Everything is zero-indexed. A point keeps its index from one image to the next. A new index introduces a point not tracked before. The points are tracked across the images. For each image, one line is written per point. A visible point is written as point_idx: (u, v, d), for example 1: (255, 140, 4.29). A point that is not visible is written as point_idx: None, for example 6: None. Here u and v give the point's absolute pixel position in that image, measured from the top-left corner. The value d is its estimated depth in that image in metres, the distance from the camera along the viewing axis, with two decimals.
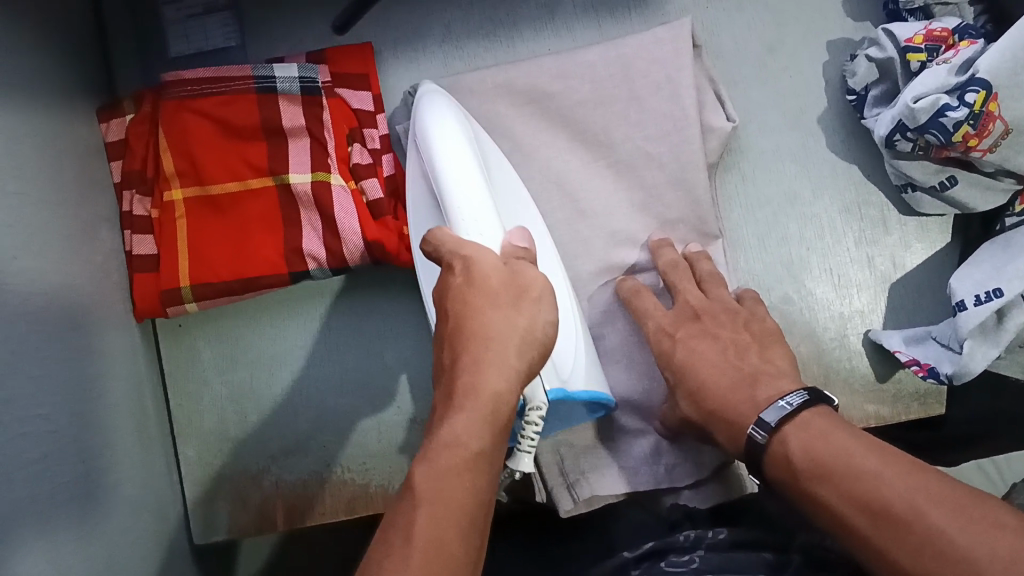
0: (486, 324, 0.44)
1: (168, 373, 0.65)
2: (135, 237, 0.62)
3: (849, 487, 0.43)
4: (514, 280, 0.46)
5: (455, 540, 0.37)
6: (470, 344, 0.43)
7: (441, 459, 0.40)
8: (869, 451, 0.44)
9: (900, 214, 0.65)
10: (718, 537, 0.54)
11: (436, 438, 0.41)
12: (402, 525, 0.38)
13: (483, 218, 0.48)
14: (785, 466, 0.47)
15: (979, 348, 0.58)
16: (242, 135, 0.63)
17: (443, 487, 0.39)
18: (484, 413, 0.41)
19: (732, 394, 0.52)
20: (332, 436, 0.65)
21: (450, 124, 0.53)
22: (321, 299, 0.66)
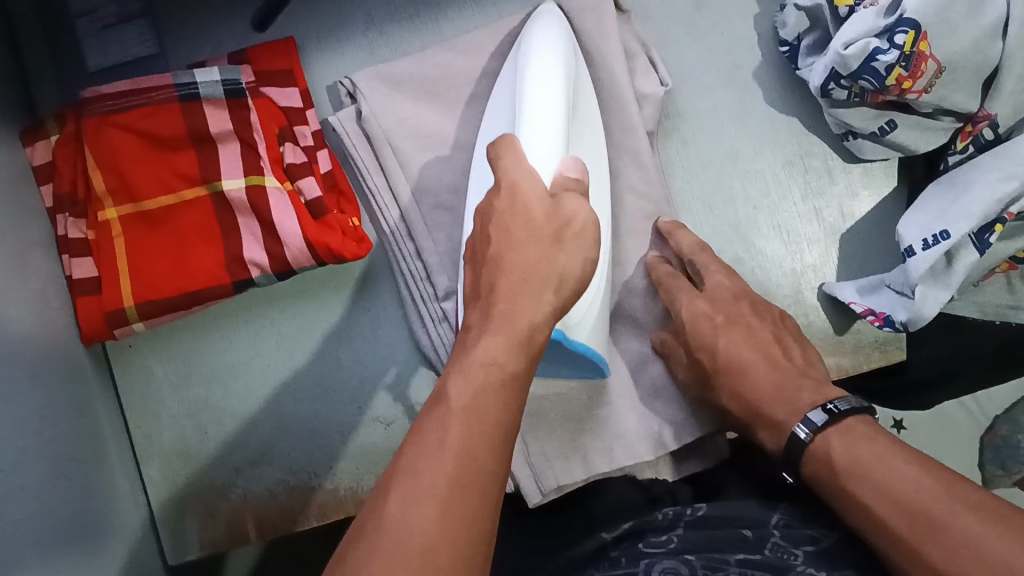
0: (522, 255, 0.43)
1: (123, 394, 0.64)
2: (73, 260, 0.61)
3: (888, 485, 0.47)
4: (558, 213, 0.45)
5: (489, 456, 0.37)
6: (499, 255, 0.43)
7: (478, 375, 0.38)
8: (911, 459, 0.47)
9: (843, 162, 0.65)
10: (696, 514, 0.53)
11: (469, 354, 0.39)
12: (435, 431, 0.37)
13: (547, 139, 0.48)
14: (827, 465, 0.50)
15: (930, 293, 0.57)
16: (171, 146, 0.62)
17: (479, 403, 0.37)
18: (515, 334, 0.40)
19: (775, 396, 0.55)
20: (295, 444, 0.64)
21: (550, 50, 0.53)
22: (269, 307, 0.65)
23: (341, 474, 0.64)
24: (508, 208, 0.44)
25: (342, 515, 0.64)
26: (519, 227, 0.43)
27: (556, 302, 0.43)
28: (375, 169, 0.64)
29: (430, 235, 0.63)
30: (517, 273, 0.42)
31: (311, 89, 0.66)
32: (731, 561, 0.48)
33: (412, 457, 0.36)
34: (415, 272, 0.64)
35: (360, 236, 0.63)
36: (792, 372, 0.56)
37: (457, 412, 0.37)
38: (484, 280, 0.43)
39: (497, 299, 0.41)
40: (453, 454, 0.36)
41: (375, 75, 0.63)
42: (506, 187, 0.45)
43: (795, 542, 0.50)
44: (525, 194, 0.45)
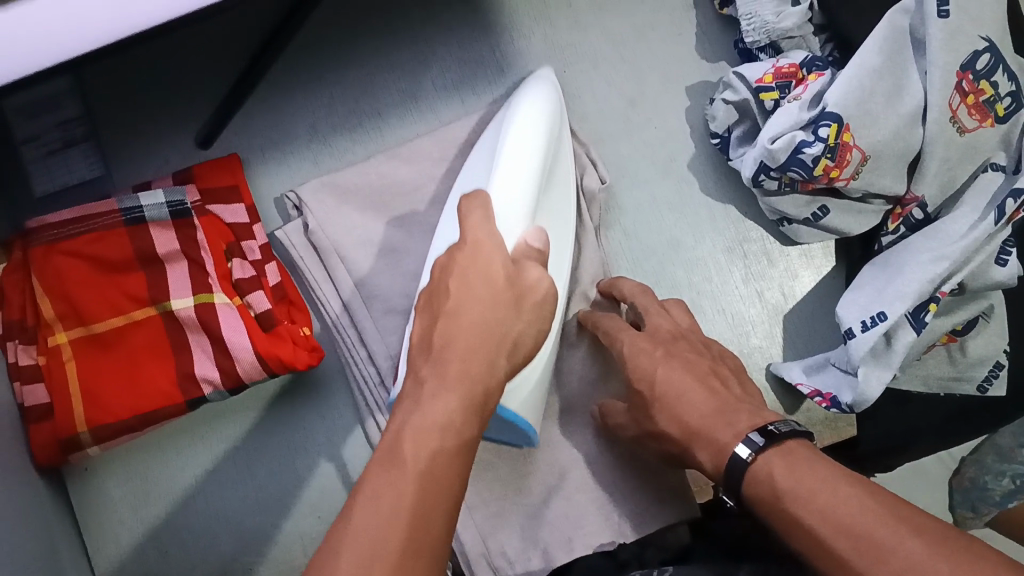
0: (481, 315, 0.43)
1: (79, 517, 0.63)
2: (24, 387, 0.60)
3: (829, 507, 0.42)
4: (516, 278, 0.46)
5: (439, 520, 0.37)
6: (457, 309, 0.43)
7: (427, 437, 0.39)
8: (853, 481, 0.43)
9: (781, 245, 0.67)
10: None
11: (413, 414, 0.40)
12: (384, 497, 0.36)
13: (512, 208, 0.51)
14: (767, 487, 0.45)
15: (873, 372, 0.59)
16: (120, 268, 0.62)
17: (433, 468, 0.38)
18: (469, 396, 0.41)
19: (712, 419, 0.50)
20: (257, 556, 0.64)
21: (527, 120, 0.56)
22: (226, 419, 0.66)
23: None
24: (468, 266, 0.45)
25: None
26: (477, 285, 0.44)
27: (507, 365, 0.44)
28: (325, 279, 0.65)
29: (383, 341, 0.64)
30: (471, 342, 0.42)
31: (258, 205, 0.67)
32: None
33: (364, 518, 0.36)
34: (369, 378, 0.64)
35: (311, 344, 0.64)
36: (730, 398, 0.52)
37: (412, 475, 0.37)
38: (438, 332, 0.43)
39: (451, 357, 0.41)
40: (408, 518, 0.36)
41: (319, 187, 0.65)
42: (469, 244, 0.46)
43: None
44: (486, 252, 0.46)
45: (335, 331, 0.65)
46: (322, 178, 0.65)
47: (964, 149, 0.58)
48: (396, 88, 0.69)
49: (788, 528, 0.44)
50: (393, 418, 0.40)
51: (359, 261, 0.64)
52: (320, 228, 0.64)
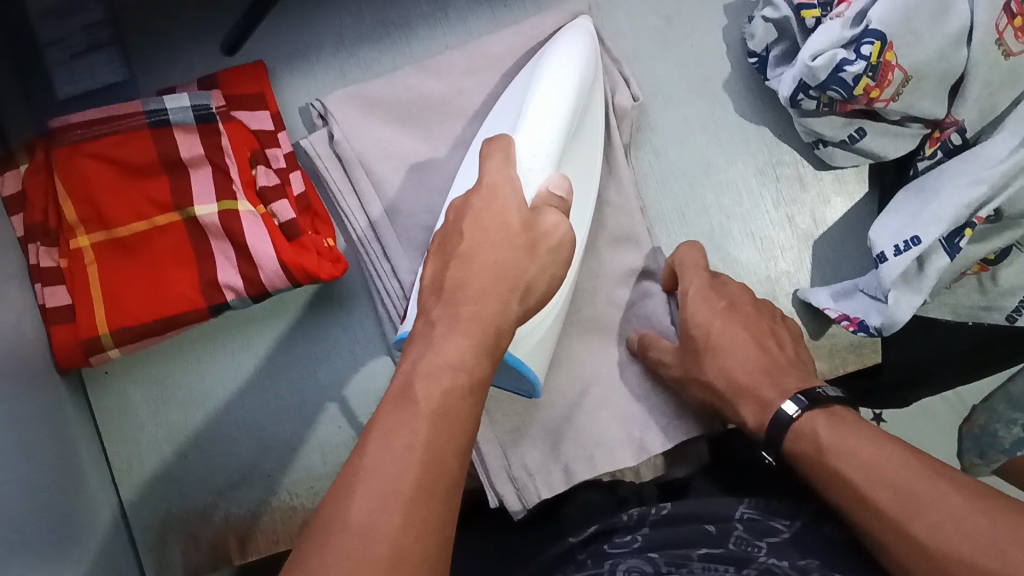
0: (496, 259, 0.42)
1: (100, 420, 0.63)
2: (47, 289, 0.59)
3: (870, 463, 0.46)
4: (533, 225, 0.44)
5: (453, 459, 0.37)
6: (472, 251, 0.42)
7: (440, 376, 0.38)
8: (886, 442, 0.47)
9: (814, 170, 0.66)
10: (661, 512, 0.55)
11: (420, 361, 0.39)
12: (393, 449, 0.36)
13: (535, 152, 0.48)
14: (811, 443, 0.49)
15: (903, 297, 0.58)
16: (143, 172, 0.61)
17: (446, 410, 0.37)
18: (483, 338, 0.40)
19: (758, 378, 0.54)
20: (277, 464, 0.65)
21: (565, 57, 0.55)
22: (245, 328, 0.65)
23: (324, 492, 0.65)
24: (475, 221, 0.43)
25: None
26: (494, 229, 0.43)
27: (522, 309, 0.42)
28: (350, 192, 0.64)
29: (408, 257, 0.63)
30: (487, 278, 0.41)
31: (282, 109, 0.66)
32: (694, 557, 0.51)
33: (379, 459, 0.35)
34: (392, 293, 0.63)
35: (336, 255, 0.63)
36: (780, 362, 0.55)
37: (428, 413, 0.37)
38: (451, 273, 0.42)
39: (463, 299, 0.40)
40: (421, 460, 0.35)
41: (344, 99, 0.63)
42: (486, 186, 0.45)
43: (759, 533, 0.53)
44: (504, 196, 0.44)
45: (359, 245, 0.64)
46: (348, 89, 0.64)
47: (1007, 73, 0.56)
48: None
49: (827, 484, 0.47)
50: (403, 360, 0.40)
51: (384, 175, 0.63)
52: (346, 139, 0.63)
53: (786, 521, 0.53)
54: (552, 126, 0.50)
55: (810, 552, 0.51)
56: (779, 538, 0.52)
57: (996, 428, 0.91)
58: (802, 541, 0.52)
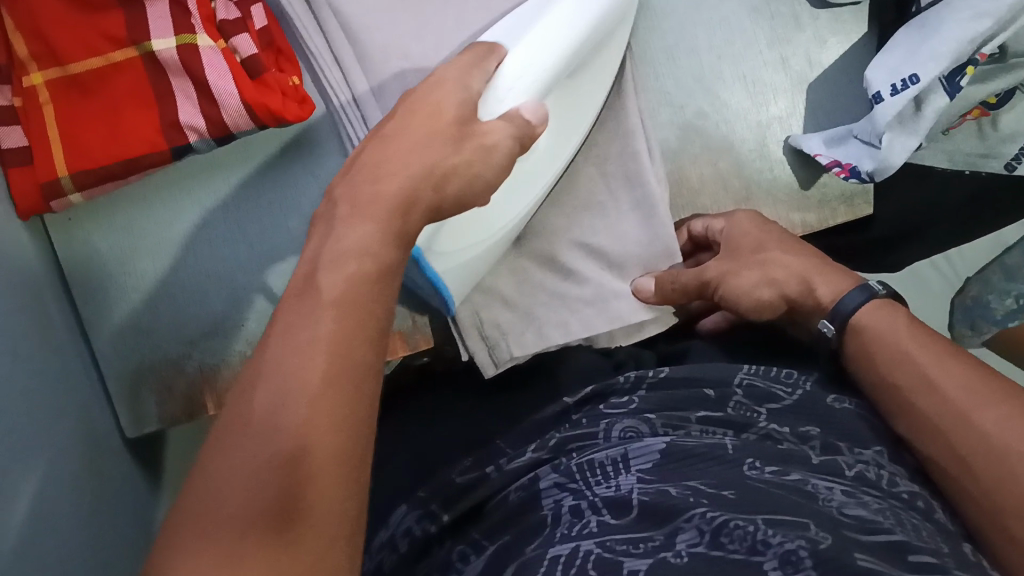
0: (411, 149, 0.44)
1: (66, 268, 0.62)
2: (0, 130, 0.56)
3: (927, 371, 0.49)
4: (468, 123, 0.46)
5: (360, 349, 0.36)
6: (393, 136, 0.45)
7: (347, 267, 0.38)
8: (943, 349, 0.50)
9: (811, 8, 0.62)
10: (658, 377, 0.56)
11: (328, 249, 0.39)
12: (291, 348, 0.35)
13: (521, 68, 0.50)
14: (883, 327, 0.52)
15: (898, 140, 0.55)
16: (93, 3, 0.57)
17: (298, 374, 0.34)
18: (386, 228, 0.40)
19: (818, 267, 0.56)
20: (251, 314, 0.63)
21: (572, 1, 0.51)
22: (211, 175, 0.63)
23: None
24: (399, 128, 0.45)
25: None
26: (420, 118, 0.46)
27: (432, 198, 0.43)
28: (315, 32, 0.61)
29: (377, 104, 0.60)
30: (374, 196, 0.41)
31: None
32: (692, 420, 0.51)
33: (282, 358, 0.35)
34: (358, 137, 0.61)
35: (301, 96, 0.61)
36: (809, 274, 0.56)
37: (326, 309, 0.36)
38: (367, 154, 0.44)
39: (364, 185, 0.42)
40: (328, 349, 0.35)
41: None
42: (434, 79, 0.48)
43: (760, 399, 0.53)
44: (445, 92, 0.47)
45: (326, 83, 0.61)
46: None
47: None
48: None
49: (887, 392, 0.50)
50: (309, 244, 0.40)
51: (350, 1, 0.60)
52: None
53: (790, 390, 0.53)
54: (540, 44, 0.51)
55: (810, 419, 0.51)
56: (781, 405, 0.52)
57: (989, 300, 0.92)
58: (806, 407, 0.52)
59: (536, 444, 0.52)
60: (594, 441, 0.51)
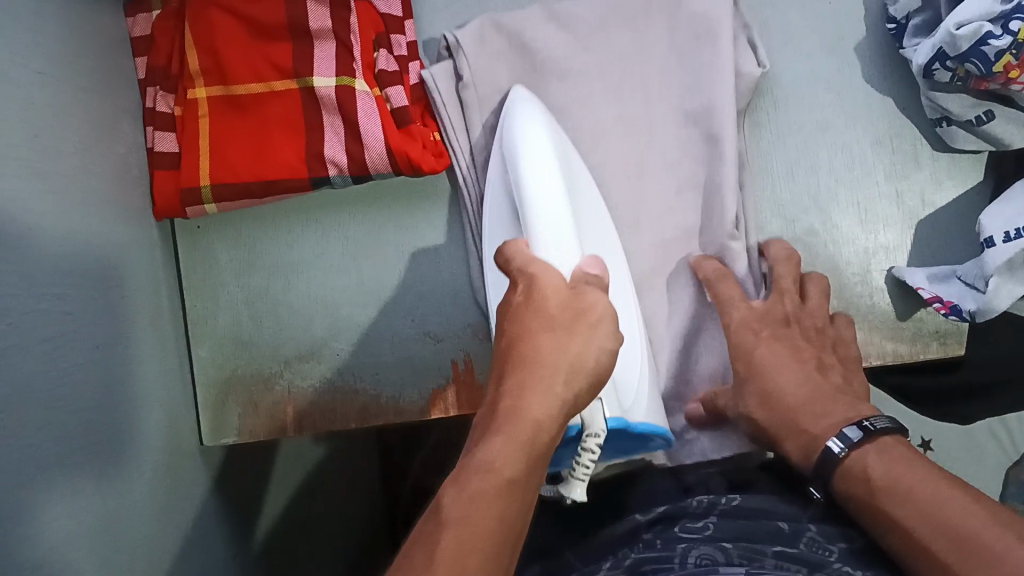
0: (547, 342, 0.45)
1: (185, 273, 0.66)
2: (157, 133, 0.63)
3: (938, 518, 0.43)
4: (573, 303, 0.47)
5: (477, 563, 0.37)
6: (522, 331, 0.46)
7: (475, 481, 0.40)
8: (965, 488, 0.44)
9: (933, 149, 0.64)
10: (730, 504, 0.54)
11: (470, 462, 0.41)
12: (422, 559, 0.37)
13: (564, 248, 0.50)
14: (863, 481, 0.47)
15: (1004, 286, 0.57)
16: (268, 34, 0.62)
17: (472, 511, 0.39)
18: (526, 445, 0.42)
19: (808, 405, 0.53)
20: (346, 346, 0.65)
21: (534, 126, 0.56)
22: (334, 208, 0.66)
23: (386, 382, 0.64)
24: (531, 308, 0.47)
25: (382, 423, 0.64)
26: (538, 307, 0.46)
27: (569, 395, 0.44)
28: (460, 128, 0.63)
29: None
30: (536, 387, 0.44)
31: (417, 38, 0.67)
32: (767, 553, 0.49)
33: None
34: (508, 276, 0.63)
35: (439, 151, 0.64)
36: (827, 387, 0.54)
37: (446, 531, 0.38)
38: (511, 357, 0.46)
39: (513, 385, 0.44)
40: (447, 570, 0.36)
41: (485, 23, 0.63)
42: (529, 273, 0.48)
43: (835, 538, 0.50)
44: (545, 284, 0.47)
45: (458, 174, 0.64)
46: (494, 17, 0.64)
47: None
48: None
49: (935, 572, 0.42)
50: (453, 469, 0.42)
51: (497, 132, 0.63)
52: (475, 71, 0.63)
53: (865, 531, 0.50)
54: (554, 209, 0.52)
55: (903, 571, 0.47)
56: (855, 544, 0.50)
57: None
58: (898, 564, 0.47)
59: (611, 563, 0.51)
60: (669, 564, 0.49)
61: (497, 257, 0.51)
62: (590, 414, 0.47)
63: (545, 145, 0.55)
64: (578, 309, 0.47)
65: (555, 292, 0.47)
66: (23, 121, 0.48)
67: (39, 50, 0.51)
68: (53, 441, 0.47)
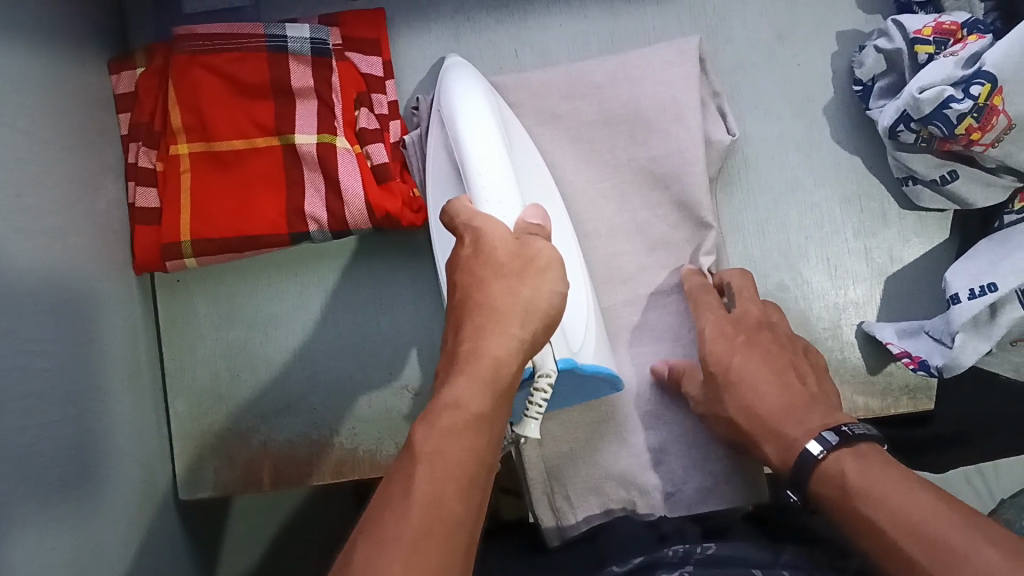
0: (498, 287, 0.45)
1: (164, 327, 0.66)
2: (139, 188, 0.63)
3: (907, 517, 0.44)
4: (523, 252, 0.46)
5: (453, 499, 0.39)
6: (472, 275, 0.46)
7: (442, 419, 0.41)
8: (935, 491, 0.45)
9: (900, 208, 0.65)
10: (705, 553, 0.53)
11: (438, 400, 0.42)
12: (399, 493, 0.39)
13: (500, 185, 0.49)
14: (837, 486, 0.48)
15: (970, 342, 0.58)
16: (251, 92, 0.63)
17: (442, 450, 0.40)
18: (491, 380, 0.42)
19: (781, 413, 0.54)
20: (323, 399, 0.65)
21: (476, 98, 0.54)
22: (316, 263, 0.67)
23: (363, 436, 0.65)
24: (477, 252, 0.46)
25: (359, 477, 0.65)
26: (489, 252, 0.46)
27: (526, 336, 0.43)
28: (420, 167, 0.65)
29: None
30: (495, 321, 0.44)
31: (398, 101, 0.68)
32: None
33: (381, 521, 0.38)
34: None
35: (418, 206, 0.64)
36: (802, 397, 0.55)
37: (418, 463, 0.39)
38: (470, 297, 0.45)
39: (473, 326, 0.44)
40: (420, 508, 0.38)
41: None
42: (475, 225, 0.47)
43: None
44: (491, 240, 0.46)
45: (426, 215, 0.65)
46: None
47: None
48: None
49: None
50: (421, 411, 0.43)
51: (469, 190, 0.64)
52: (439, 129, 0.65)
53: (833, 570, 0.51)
54: (493, 151, 0.51)
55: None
56: None
57: None
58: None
59: None
60: None
61: (442, 215, 0.49)
62: (541, 356, 0.47)
63: (488, 121, 0.53)
64: (526, 255, 0.46)
65: (505, 244, 0.46)
66: (6, 184, 0.49)
67: (24, 113, 0.52)
68: (29, 501, 0.47)
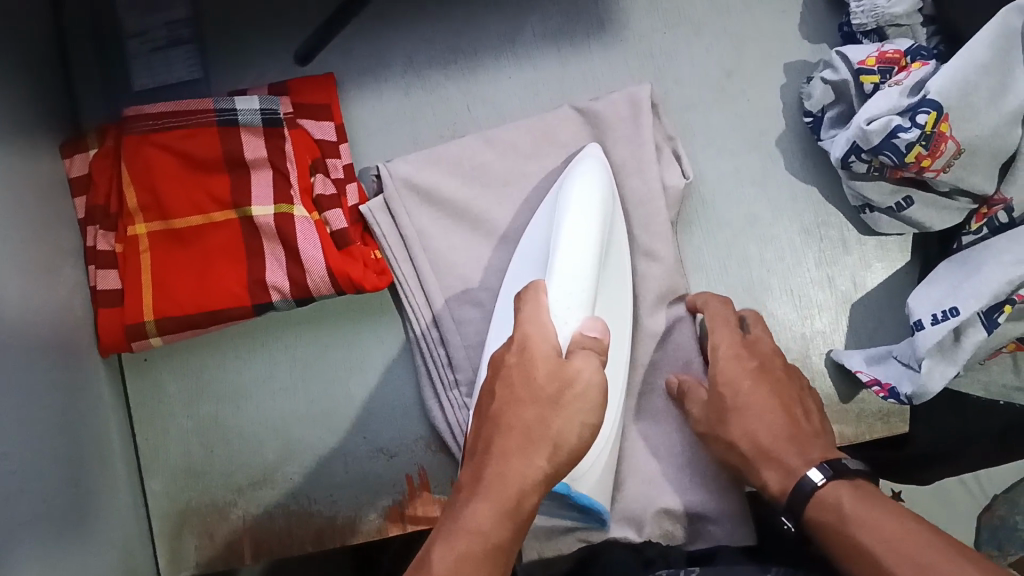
0: (520, 414, 0.45)
1: (135, 406, 0.66)
2: (99, 271, 0.62)
3: (896, 543, 0.44)
4: (560, 371, 0.46)
5: None
6: (500, 414, 0.46)
7: (458, 542, 0.42)
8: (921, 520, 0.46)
9: (858, 235, 0.66)
10: None
11: (457, 522, 0.43)
12: None
13: (569, 292, 0.49)
14: (832, 512, 0.48)
15: (937, 367, 0.58)
16: (205, 168, 0.63)
17: (461, 565, 0.41)
18: (504, 503, 0.43)
19: (786, 444, 0.53)
20: (299, 469, 0.65)
21: (589, 178, 0.55)
22: (282, 331, 0.66)
23: (342, 502, 0.65)
24: (522, 375, 0.46)
25: (339, 544, 0.65)
26: (524, 377, 0.46)
27: (547, 468, 0.45)
28: (404, 259, 0.64)
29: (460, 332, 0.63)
30: (508, 456, 0.44)
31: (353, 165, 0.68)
32: None
33: None
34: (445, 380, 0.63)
35: (382, 268, 0.64)
36: (806, 427, 0.55)
37: (439, 574, 0.40)
38: (486, 434, 0.46)
39: (493, 458, 0.44)
40: None
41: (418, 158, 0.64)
42: (517, 339, 0.48)
43: None
44: (534, 347, 0.47)
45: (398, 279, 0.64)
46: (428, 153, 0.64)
47: None
48: (496, 31, 0.68)
49: None
50: (437, 531, 0.44)
51: (443, 253, 0.64)
52: (420, 215, 0.63)
53: None
54: (577, 269, 0.50)
55: None
56: None
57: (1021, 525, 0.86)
58: None
59: None
60: None
61: (517, 300, 0.50)
62: None
63: (588, 206, 0.53)
64: (559, 357, 0.47)
65: (546, 346, 0.47)
66: None
67: None
68: None
